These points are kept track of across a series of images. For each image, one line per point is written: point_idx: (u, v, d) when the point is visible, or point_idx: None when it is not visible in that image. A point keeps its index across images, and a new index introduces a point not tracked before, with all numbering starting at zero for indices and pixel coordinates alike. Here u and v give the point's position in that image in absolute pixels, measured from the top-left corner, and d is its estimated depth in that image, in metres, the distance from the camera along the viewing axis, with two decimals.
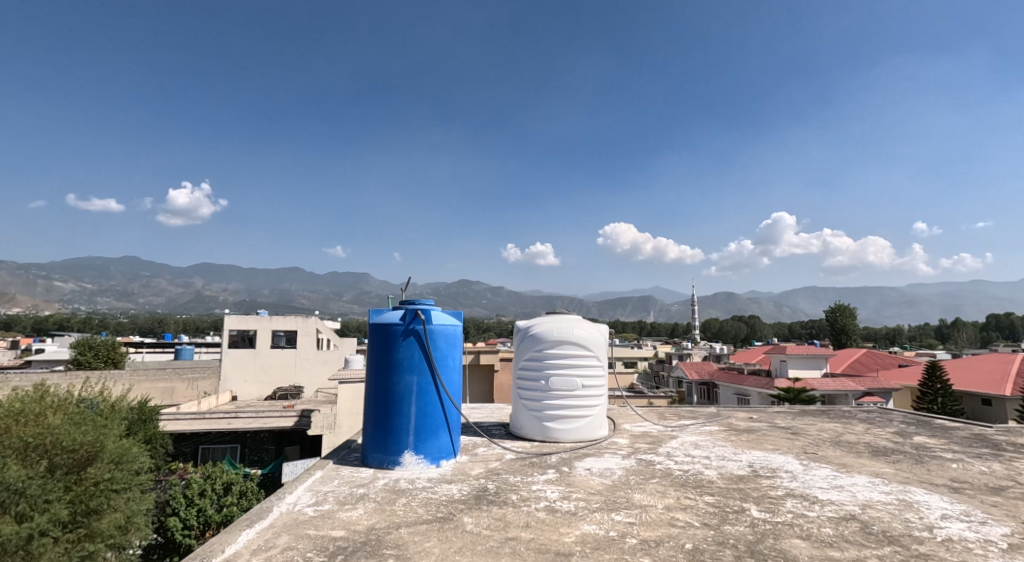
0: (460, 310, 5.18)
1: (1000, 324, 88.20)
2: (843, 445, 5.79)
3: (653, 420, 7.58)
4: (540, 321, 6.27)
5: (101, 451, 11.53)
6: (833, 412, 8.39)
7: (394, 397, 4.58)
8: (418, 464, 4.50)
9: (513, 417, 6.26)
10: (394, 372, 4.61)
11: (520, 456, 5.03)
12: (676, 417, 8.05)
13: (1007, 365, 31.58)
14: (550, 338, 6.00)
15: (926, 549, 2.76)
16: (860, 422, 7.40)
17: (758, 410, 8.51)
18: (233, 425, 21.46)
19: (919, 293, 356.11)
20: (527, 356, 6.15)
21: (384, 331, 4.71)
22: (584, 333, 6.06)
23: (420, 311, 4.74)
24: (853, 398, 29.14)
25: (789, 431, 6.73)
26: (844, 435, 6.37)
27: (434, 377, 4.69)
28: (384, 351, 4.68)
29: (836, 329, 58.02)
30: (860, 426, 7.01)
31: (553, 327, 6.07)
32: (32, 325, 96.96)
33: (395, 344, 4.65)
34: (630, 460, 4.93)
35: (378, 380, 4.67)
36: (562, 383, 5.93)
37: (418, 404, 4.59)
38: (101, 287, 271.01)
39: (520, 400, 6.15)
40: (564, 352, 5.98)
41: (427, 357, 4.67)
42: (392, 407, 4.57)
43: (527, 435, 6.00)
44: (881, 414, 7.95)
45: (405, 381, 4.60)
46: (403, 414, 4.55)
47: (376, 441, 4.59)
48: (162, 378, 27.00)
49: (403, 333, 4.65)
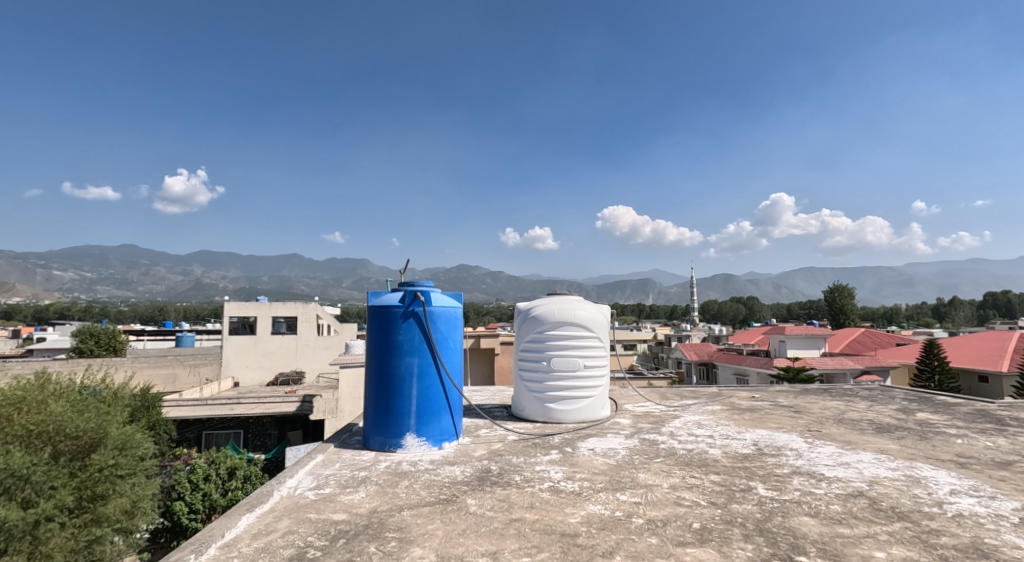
0: (460, 292, 5.11)
1: (997, 302, 88.53)
2: (846, 422, 5.77)
3: (655, 400, 7.56)
4: (540, 302, 6.22)
5: (104, 438, 11.56)
6: (834, 390, 8.38)
7: (395, 379, 4.53)
8: (419, 446, 4.46)
9: (515, 398, 6.23)
10: (394, 354, 4.55)
11: (522, 437, 4.99)
12: (677, 396, 8.04)
13: (1005, 342, 31.68)
14: (551, 319, 5.95)
15: (937, 524, 2.72)
16: (862, 399, 7.39)
17: (760, 389, 8.49)
18: (235, 410, 21.55)
19: (918, 273, 356.53)
20: (528, 338, 6.11)
21: (384, 313, 4.65)
22: (585, 314, 6.00)
23: (419, 293, 4.66)
24: (851, 376, 29.29)
25: (792, 409, 6.71)
26: (847, 413, 6.35)
27: (435, 359, 4.63)
28: (384, 333, 4.62)
29: (834, 309, 58.18)
30: (863, 404, 6.97)
31: (554, 308, 6.01)
32: (34, 314, 97.28)
33: (395, 327, 4.59)
34: (633, 440, 4.90)
35: (379, 363, 4.62)
36: (563, 363, 5.89)
37: (419, 386, 4.54)
38: (100, 275, 270.76)
39: (521, 381, 6.12)
40: (564, 332, 5.93)
41: (427, 339, 4.62)
42: (393, 389, 4.52)
43: (528, 416, 5.98)
44: (883, 391, 7.94)
45: (405, 363, 4.55)
46: (404, 396, 4.50)
47: (377, 424, 4.55)
48: (164, 365, 27.06)
49: (403, 315, 4.59)
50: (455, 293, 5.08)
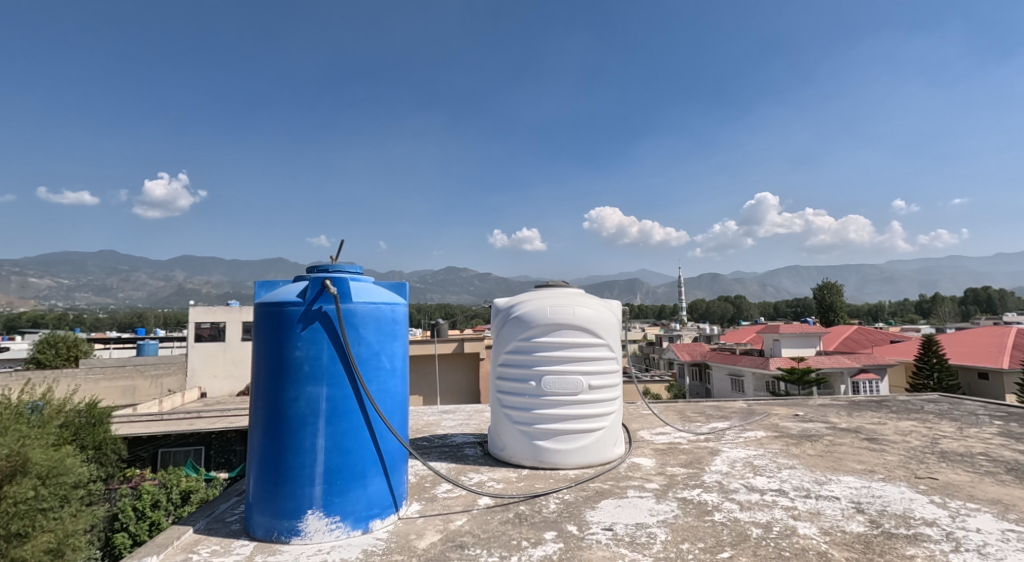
0: (407, 282, 3.39)
1: (978, 297, 88.16)
2: (955, 459, 4.13)
3: (676, 425, 5.89)
4: (526, 297, 4.53)
5: (27, 464, 8.57)
6: (893, 406, 6.76)
7: (289, 421, 2.78)
8: (330, 531, 2.73)
9: (492, 432, 4.52)
10: (290, 380, 2.81)
11: (497, 502, 3.29)
12: (702, 417, 6.38)
13: (1003, 339, 30.50)
14: (541, 321, 4.26)
15: None
16: (939, 419, 5.78)
17: (799, 404, 6.92)
18: (195, 425, 19.60)
19: (900, 269, 359.16)
20: (510, 348, 4.40)
21: (274, 313, 2.89)
22: (589, 313, 4.32)
23: (330, 281, 2.91)
24: (848, 374, 27.87)
25: (862, 436, 5.10)
26: (941, 441, 4.75)
27: (358, 388, 2.89)
28: (274, 342, 2.87)
29: (824, 306, 57.18)
30: (949, 427, 5.38)
31: (546, 305, 4.32)
32: (6, 322, 93.78)
33: (290, 337, 2.85)
34: (669, 505, 3.19)
35: (267, 391, 2.85)
36: (557, 385, 4.18)
37: (331, 434, 2.80)
38: (79, 281, 264.22)
39: (500, 407, 4.40)
40: (559, 339, 4.24)
41: (346, 357, 2.88)
42: (287, 438, 2.78)
43: (511, 458, 4.26)
44: (954, 408, 6.39)
45: (306, 394, 2.80)
46: (304, 452, 2.76)
47: (262, 495, 2.79)
48: (122, 376, 24.88)
49: (302, 318, 2.84)
50: (397, 282, 3.37)
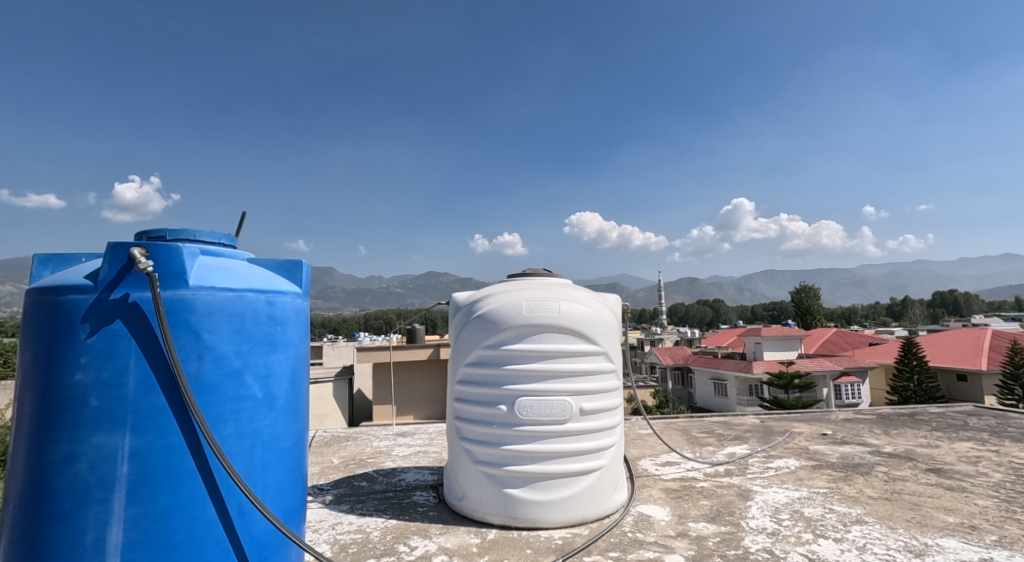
0: (306, 262, 2.21)
1: (946, 299, 89.28)
2: None
3: (684, 450, 4.76)
4: (495, 290, 3.36)
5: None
6: (931, 421, 5.72)
7: (57, 494, 1.55)
8: None
9: (450, 475, 3.33)
10: (60, 423, 1.57)
11: None
12: (713, 438, 5.26)
13: (980, 340, 30.21)
14: (515, 320, 3.11)
15: None
16: (999, 439, 4.75)
17: (821, 423, 5.85)
18: None
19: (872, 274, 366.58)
20: (471, 359, 3.23)
21: (44, 307, 1.65)
22: (581, 312, 3.19)
23: (144, 249, 1.68)
24: (830, 378, 27.19)
25: (921, 464, 4.04)
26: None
27: (194, 434, 1.67)
28: (40, 357, 1.63)
29: (801, 309, 57.02)
30: (1019, 451, 4.35)
31: (521, 300, 3.18)
32: None
33: (66, 345, 1.61)
34: None
35: (27, 444, 1.61)
36: (536, 410, 3.02)
37: (135, 518, 1.58)
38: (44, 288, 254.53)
39: (459, 440, 3.23)
40: (539, 346, 3.09)
41: (175, 382, 1.67)
42: (50, 527, 1.54)
43: (473, 511, 3.10)
44: (1002, 425, 5.39)
45: (92, 448, 1.57)
46: (82, 547, 1.54)
47: None
48: None
49: (91, 316, 1.62)
50: (288, 259, 2.18)
